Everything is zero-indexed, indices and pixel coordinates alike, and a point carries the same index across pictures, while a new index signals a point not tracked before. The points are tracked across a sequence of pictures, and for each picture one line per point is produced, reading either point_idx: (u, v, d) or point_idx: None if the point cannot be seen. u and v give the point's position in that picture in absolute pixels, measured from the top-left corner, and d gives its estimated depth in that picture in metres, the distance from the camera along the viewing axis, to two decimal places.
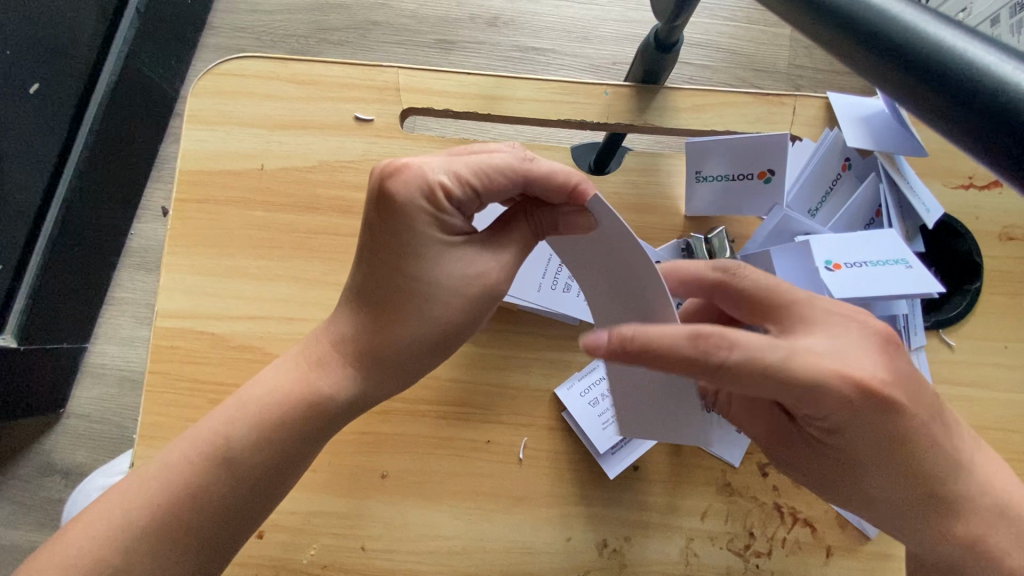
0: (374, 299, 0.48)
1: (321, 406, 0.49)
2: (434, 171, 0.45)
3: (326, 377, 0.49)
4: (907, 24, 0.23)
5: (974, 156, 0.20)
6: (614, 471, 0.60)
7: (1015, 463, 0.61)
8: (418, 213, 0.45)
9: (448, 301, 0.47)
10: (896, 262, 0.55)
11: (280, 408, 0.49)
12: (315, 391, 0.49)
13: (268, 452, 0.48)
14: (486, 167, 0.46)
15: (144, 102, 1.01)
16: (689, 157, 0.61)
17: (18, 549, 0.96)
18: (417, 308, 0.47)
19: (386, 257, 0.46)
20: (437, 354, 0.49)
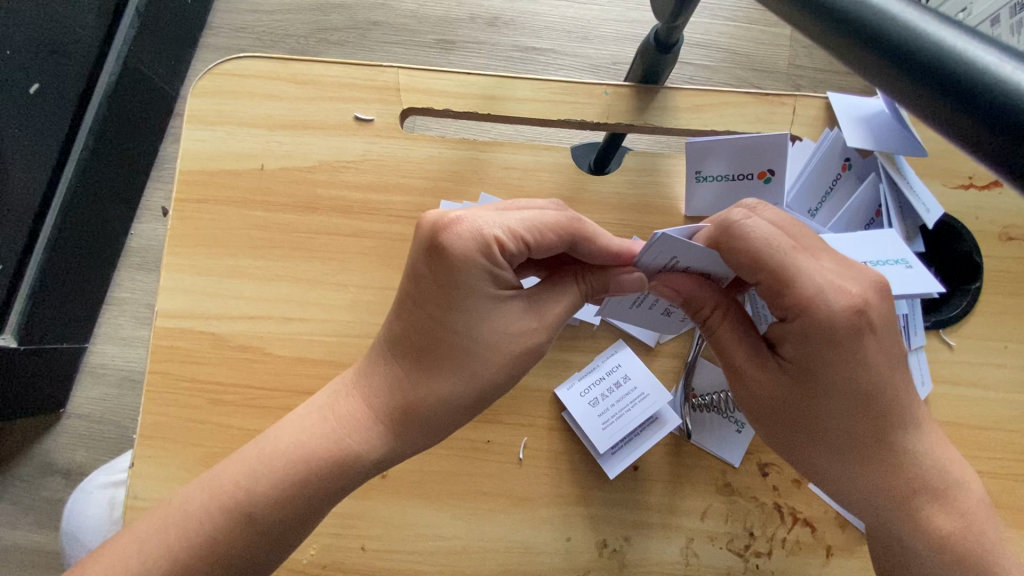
0: (413, 352, 0.49)
1: (349, 464, 0.49)
2: (489, 223, 0.48)
3: (354, 435, 0.49)
4: (907, 24, 0.23)
5: (974, 157, 0.20)
6: (614, 471, 0.60)
7: (1015, 463, 0.61)
8: (473, 262, 0.47)
9: (488, 357, 0.48)
10: (896, 261, 0.55)
11: (304, 468, 0.48)
12: (343, 451, 0.49)
13: (291, 504, 0.48)
14: (538, 225, 0.49)
15: (144, 103, 1.01)
16: (689, 157, 0.61)
17: (17, 549, 0.96)
18: (456, 362, 0.48)
19: (432, 306, 0.48)
20: (468, 413, 0.50)
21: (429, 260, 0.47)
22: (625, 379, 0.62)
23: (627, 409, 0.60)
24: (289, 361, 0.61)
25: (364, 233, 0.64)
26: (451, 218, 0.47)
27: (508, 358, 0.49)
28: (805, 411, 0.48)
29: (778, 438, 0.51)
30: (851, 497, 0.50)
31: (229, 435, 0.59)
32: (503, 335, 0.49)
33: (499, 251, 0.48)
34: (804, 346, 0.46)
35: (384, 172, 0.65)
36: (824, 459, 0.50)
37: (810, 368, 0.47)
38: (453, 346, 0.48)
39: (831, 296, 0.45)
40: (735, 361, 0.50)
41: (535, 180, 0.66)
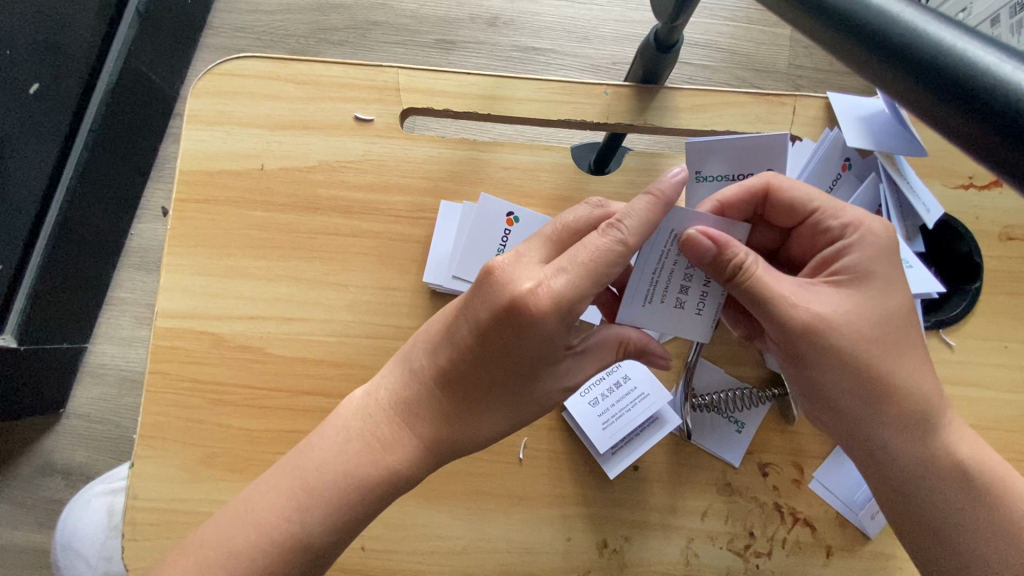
0: (461, 384, 0.49)
1: (396, 479, 0.50)
2: (545, 274, 0.45)
3: (392, 457, 0.50)
4: (906, 24, 0.23)
5: (973, 157, 0.21)
6: (614, 470, 0.60)
7: (1015, 463, 0.61)
8: (552, 326, 0.44)
9: (549, 389, 0.50)
10: None
11: (356, 489, 0.49)
12: (386, 472, 0.50)
13: (336, 524, 0.49)
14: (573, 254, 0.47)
15: (144, 102, 1.01)
16: (688, 157, 0.61)
17: (19, 549, 0.96)
18: (511, 395, 0.49)
19: (481, 356, 0.47)
20: (510, 435, 0.53)
21: (484, 312, 0.45)
22: (625, 379, 0.62)
23: (626, 409, 0.60)
24: (289, 361, 0.61)
25: (365, 233, 0.64)
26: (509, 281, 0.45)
27: (549, 401, 0.51)
28: (860, 329, 0.48)
29: (824, 370, 0.49)
30: (893, 419, 0.50)
31: (229, 435, 0.59)
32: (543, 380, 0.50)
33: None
34: (851, 260, 0.49)
35: (385, 172, 0.65)
36: (871, 382, 0.49)
37: (855, 284, 0.49)
38: (506, 394, 0.49)
39: (870, 224, 0.50)
40: (780, 295, 0.48)
41: (535, 180, 0.66)
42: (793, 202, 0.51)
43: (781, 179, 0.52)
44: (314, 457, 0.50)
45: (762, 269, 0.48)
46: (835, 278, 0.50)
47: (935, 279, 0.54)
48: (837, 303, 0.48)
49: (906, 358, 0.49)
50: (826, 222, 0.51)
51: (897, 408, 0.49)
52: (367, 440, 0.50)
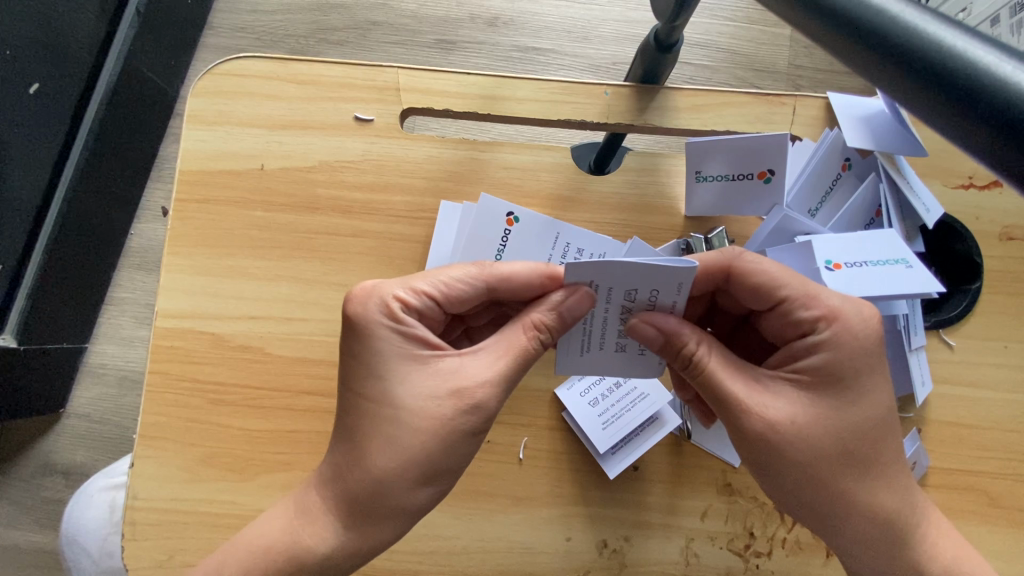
0: (345, 431, 0.49)
1: (303, 557, 0.49)
2: (392, 287, 0.50)
3: (308, 529, 0.49)
4: (907, 26, 0.23)
5: (975, 157, 0.20)
6: (614, 471, 0.60)
7: (1015, 463, 0.61)
8: (373, 322, 0.49)
9: (415, 427, 0.46)
10: (896, 261, 0.55)
11: (262, 560, 0.49)
12: (297, 544, 0.49)
13: None
14: (446, 283, 0.51)
15: (145, 103, 1.01)
16: (689, 157, 0.61)
17: (18, 549, 0.96)
18: (383, 439, 0.47)
19: (354, 382, 0.49)
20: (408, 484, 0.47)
21: (345, 333, 0.50)
22: (625, 379, 0.62)
23: (626, 409, 0.61)
24: (289, 361, 0.61)
25: (364, 233, 0.64)
26: (358, 287, 0.51)
27: (441, 420, 0.46)
28: (812, 441, 0.47)
29: (779, 475, 0.49)
30: (843, 525, 0.50)
31: (229, 435, 0.59)
32: (436, 389, 0.47)
33: (403, 312, 0.50)
34: (815, 361, 0.48)
35: (385, 171, 0.65)
36: (828, 491, 0.49)
37: (817, 386, 0.48)
38: (372, 411, 0.48)
39: (848, 319, 0.47)
40: (733, 397, 0.48)
41: (534, 180, 0.66)
42: (758, 288, 0.50)
43: (744, 262, 0.50)
44: (253, 529, 0.51)
45: (718, 362, 0.48)
46: (797, 379, 0.48)
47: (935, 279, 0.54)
48: (794, 409, 0.48)
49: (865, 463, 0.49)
50: (793, 317, 0.49)
51: (851, 518, 0.49)
52: (289, 503, 0.51)
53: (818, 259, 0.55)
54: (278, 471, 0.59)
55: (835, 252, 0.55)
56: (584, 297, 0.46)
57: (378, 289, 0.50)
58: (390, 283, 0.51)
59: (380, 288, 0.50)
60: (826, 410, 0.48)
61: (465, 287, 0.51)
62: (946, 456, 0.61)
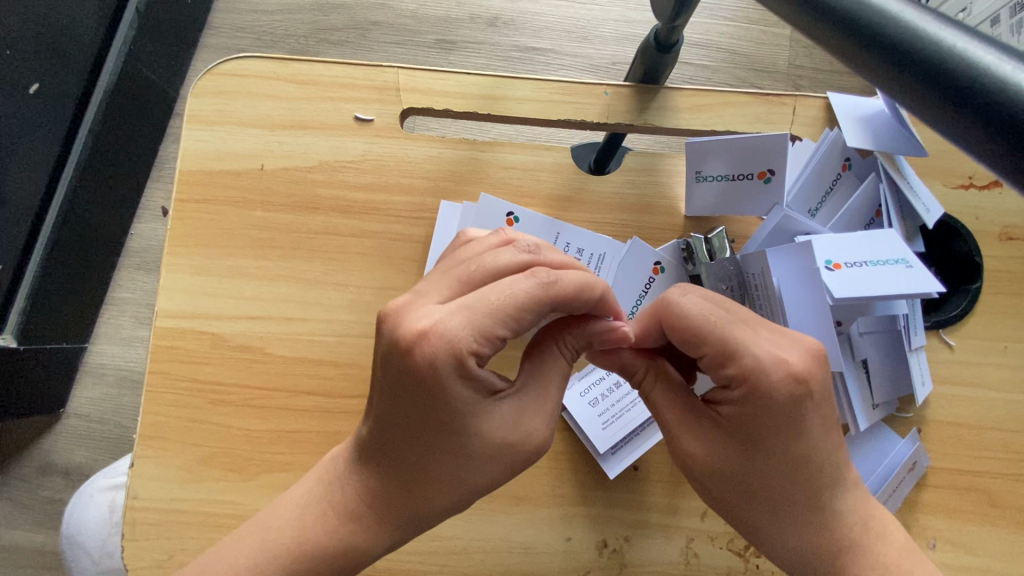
0: (399, 454, 0.46)
1: (360, 557, 0.48)
2: (447, 319, 0.42)
3: (356, 534, 0.48)
4: (907, 26, 0.23)
5: (975, 157, 0.20)
6: (614, 471, 0.60)
7: (1015, 463, 0.61)
8: (441, 373, 0.41)
9: (486, 466, 0.46)
10: (896, 262, 0.55)
11: (287, 557, 0.48)
12: (351, 550, 0.48)
13: None
14: (511, 313, 0.42)
15: (144, 102, 1.01)
16: (688, 157, 0.61)
17: (18, 550, 0.96)
18: (452, 476, 0.46)
19: (413, 422, 0.44)
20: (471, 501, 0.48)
21: (386, 363, 0.43)
22: (624, 379, 0.62)
23: (626, 409, 0.61)
24: (289, 361, 0.61)
25: (365, 233, 0.64)
26: (408, 316, 0.43)
27: (509, 463, 0.46)
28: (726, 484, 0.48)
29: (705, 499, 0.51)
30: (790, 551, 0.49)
31: (230, 435, 0.59)
32: (505, 434, 0.45)
33: (475, 364, 0.42)
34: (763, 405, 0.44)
35: (385, 171, 0.65)
36: (748, 525, 0.50)
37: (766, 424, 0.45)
38: (439, 455, 0.45)
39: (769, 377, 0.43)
40: (665, 428, 0.50)
41: (535, 180, 0.66)
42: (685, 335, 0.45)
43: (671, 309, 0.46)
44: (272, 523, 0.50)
45: (660, 395, 0.50)
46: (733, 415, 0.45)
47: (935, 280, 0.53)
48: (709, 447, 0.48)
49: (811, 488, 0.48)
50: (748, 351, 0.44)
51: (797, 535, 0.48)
52: (322, 507, 0.49)
53: (818, 260, 0.55)
54: (278, 471, 0.59)
55: (834, 253, 0.55)
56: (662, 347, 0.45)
57: (437, 310, 0.43)
58: (459, 321, 0.41)
59: (432, 310, 0.43)
60: (757, 442, 0.46)
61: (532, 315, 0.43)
62: (946, 456, 0.61)
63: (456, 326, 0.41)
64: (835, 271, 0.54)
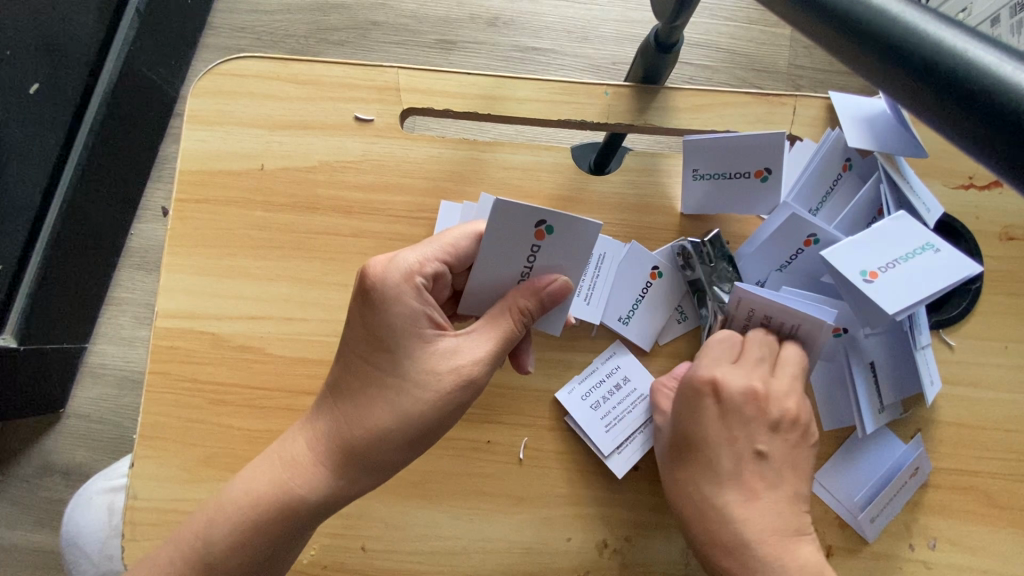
0: (346, 383, 0.49)
1: (294, 508, 0.49)
2: (405, 256, 0.49)
3: (292, 479, 0.49)
4: (906, 26, 0.23)
5: (975, 157, 0.20)
6: (616, 473, 0.60)
7: (1015, 463, 0.61)
8: (398, 296, 0.48)
9: (420, 394, 0.48)
10: (925, 248, 0.55)
11: (248, 509, 0.49)
12: (286, 494, 0.49)
13: (247, 552, 0.49)
14: (448, 251, 0.50)
15: (144, 102, 1.01)
16: (686, 155, 0.61)
17: (18, 550, 0.96)
18: (384, 397, 0.48)
19: (365, 346, 0.49)
20: (400, 447, 0.49)
21: (359, 303, 0.49)
22: (624, 381, 0.62)
23: (627, 411, 0.61)
24: (289, 361, 0.61)
25: (364, 233, 0.64)
26: (372, 262, 0.49)
27: (441, 393, 0.48)
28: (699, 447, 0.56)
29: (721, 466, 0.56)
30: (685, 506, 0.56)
31: (229, 435, 0.59)
32: (439, 367, 0.48)
33: (422, 282, 0.49)
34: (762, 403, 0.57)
35: (384, 172, 0.65)
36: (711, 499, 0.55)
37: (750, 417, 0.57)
38: (378, 375, 0.48)
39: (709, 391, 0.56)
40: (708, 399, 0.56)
41: (534, 181, 0.66)
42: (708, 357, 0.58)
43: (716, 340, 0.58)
44: (248, 477, 0.50)
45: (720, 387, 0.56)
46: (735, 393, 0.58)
47: (965, 257, 0.55)
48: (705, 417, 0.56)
49: (739, 459, 0.55)
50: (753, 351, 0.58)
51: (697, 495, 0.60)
52: (271, 457, 0.51)
53: (851, 276, 0.54)
54: None
55: (865, 261, 0.54)
56: (564, 284, 0.50)
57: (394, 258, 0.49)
58: (408, 254, 0.49)
59: (395, 259, 0.49)
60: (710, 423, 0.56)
61: (460, 248, 0.51)
62: (945, 456, 0.61)
63: (412, 264, 0.49)
64: (874, 282, 0.53)
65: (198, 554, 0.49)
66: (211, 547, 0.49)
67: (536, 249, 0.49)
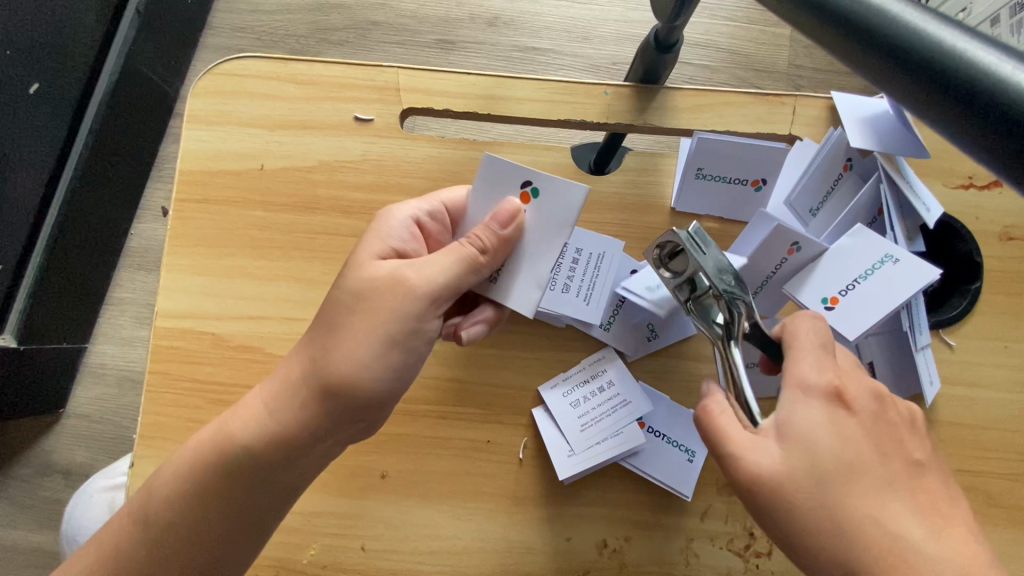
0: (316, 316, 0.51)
1: (225, 444, 0.50)
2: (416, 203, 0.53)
3: (236, 419, 0.50)
4: (907, 24, 0.23)
5: (975, 158, 0.21)
6: (570, 476, 0.58)
7: (1016, 462, 0.62)
8: (376, 229, 0.51)
9: (363, 311, 0.47)
10: (883, 261, 0.55)
11: (193, 457, 0.50)
12: (230, 439, 0.50)
13: (178, 506, 0.50)
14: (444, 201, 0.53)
15: (144, 102, 1.01)
16: (695, 153, 0.61)
17: (18, 549, 0.96)
18: (332, 318, 0.49)
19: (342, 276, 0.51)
20: (338, 377, 0.47)
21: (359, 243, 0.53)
22: (608, 384, 0.61)
23: (604, 414, 0.60)
24: None
25: (364, 233, 0.64)
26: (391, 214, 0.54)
27: (380, 309, 0.47)
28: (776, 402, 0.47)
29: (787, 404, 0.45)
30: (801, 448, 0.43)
31: None
32: (385, 286, 0.48)
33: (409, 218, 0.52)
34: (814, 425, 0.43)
35: (385, 172, 0.65)
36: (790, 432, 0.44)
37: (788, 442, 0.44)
38: (336, 299, 0.49)
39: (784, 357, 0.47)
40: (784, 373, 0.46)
41: None
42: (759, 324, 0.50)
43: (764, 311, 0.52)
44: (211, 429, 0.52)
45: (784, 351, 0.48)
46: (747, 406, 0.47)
47: (926, 265, 0.54)
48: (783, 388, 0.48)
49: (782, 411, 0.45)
50: (809, 367, 0.45)
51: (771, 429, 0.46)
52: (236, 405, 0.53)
53: (813, 308, 0.57)
54: None
55: (826, 289, 0.57)
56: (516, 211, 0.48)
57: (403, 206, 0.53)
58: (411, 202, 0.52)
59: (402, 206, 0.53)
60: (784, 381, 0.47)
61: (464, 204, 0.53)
62: (947, 456, 0.61)
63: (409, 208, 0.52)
64: (834, 308, 0.56)
65: (180, 493, 0.50)
66: (197, 477, 0.50)
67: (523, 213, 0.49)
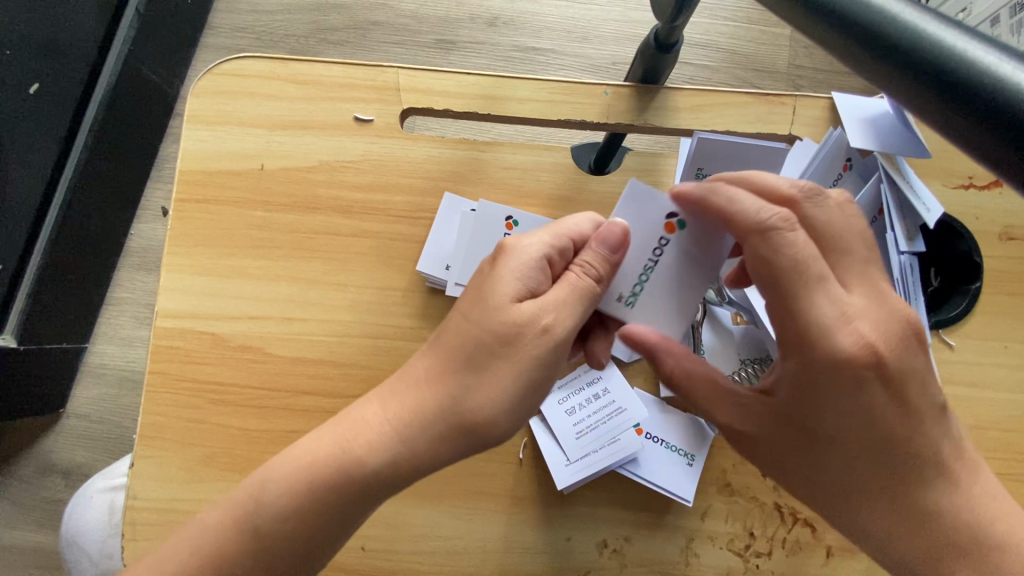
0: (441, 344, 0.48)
1: (342, 469, 0.48)
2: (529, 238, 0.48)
3: (343, 445, 0.48)
4: (906, 24, 0.23)
5: (974, 158, 0.21)
6: (569, 484, 0.58)
7: (1016, 462, 0.61)
8: (501, 268, 0.47)
9: (499, 356, 0.45)
10: None
11: (274, 483, 0.48)
12: (332, 467, 0.47)
13: (261, 532, 0.48)
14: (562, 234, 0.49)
15: (144, 102, 1.01)
16: (695, 153, 0.61)
17: (18, 549, 0.96)
18: (464, 359, 0.46)
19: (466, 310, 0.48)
20: (477, 419, 0.46)
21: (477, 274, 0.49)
22: (603, 392, 0.61)
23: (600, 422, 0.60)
24: (289, 361, 0.61)
25: (364, 233, 0.64)
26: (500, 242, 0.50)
27: (517, 354, 0.45)
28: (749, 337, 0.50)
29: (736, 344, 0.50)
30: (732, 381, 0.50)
31: (229, 435, 0.59)
32: (519, 332, 0.45)
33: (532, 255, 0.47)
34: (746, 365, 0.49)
35: (384, 172, 0.65)
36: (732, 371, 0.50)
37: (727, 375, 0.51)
38: (466, 337, 0.46)
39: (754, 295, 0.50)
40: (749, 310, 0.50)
41: (534, 181, 0.66)
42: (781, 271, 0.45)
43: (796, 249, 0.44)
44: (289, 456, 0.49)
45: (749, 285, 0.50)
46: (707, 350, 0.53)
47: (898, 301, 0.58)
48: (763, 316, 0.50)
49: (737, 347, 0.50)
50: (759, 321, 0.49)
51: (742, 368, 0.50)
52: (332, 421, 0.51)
53: None
54: None
55: None
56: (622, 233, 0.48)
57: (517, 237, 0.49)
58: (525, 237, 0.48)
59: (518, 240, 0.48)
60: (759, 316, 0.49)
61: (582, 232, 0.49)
62: None
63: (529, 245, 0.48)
64: None
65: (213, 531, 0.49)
66: (263, 509, 0.48)
67: (665, 242, 0.49)
